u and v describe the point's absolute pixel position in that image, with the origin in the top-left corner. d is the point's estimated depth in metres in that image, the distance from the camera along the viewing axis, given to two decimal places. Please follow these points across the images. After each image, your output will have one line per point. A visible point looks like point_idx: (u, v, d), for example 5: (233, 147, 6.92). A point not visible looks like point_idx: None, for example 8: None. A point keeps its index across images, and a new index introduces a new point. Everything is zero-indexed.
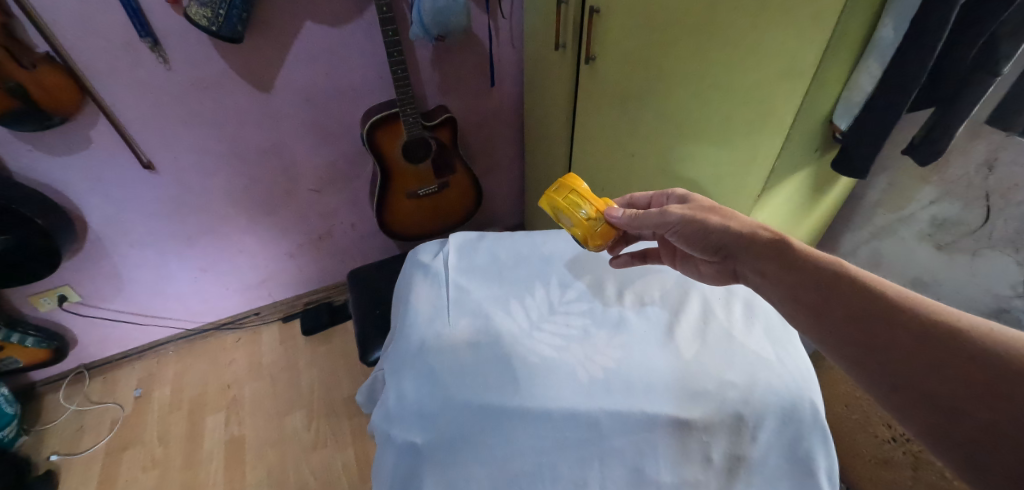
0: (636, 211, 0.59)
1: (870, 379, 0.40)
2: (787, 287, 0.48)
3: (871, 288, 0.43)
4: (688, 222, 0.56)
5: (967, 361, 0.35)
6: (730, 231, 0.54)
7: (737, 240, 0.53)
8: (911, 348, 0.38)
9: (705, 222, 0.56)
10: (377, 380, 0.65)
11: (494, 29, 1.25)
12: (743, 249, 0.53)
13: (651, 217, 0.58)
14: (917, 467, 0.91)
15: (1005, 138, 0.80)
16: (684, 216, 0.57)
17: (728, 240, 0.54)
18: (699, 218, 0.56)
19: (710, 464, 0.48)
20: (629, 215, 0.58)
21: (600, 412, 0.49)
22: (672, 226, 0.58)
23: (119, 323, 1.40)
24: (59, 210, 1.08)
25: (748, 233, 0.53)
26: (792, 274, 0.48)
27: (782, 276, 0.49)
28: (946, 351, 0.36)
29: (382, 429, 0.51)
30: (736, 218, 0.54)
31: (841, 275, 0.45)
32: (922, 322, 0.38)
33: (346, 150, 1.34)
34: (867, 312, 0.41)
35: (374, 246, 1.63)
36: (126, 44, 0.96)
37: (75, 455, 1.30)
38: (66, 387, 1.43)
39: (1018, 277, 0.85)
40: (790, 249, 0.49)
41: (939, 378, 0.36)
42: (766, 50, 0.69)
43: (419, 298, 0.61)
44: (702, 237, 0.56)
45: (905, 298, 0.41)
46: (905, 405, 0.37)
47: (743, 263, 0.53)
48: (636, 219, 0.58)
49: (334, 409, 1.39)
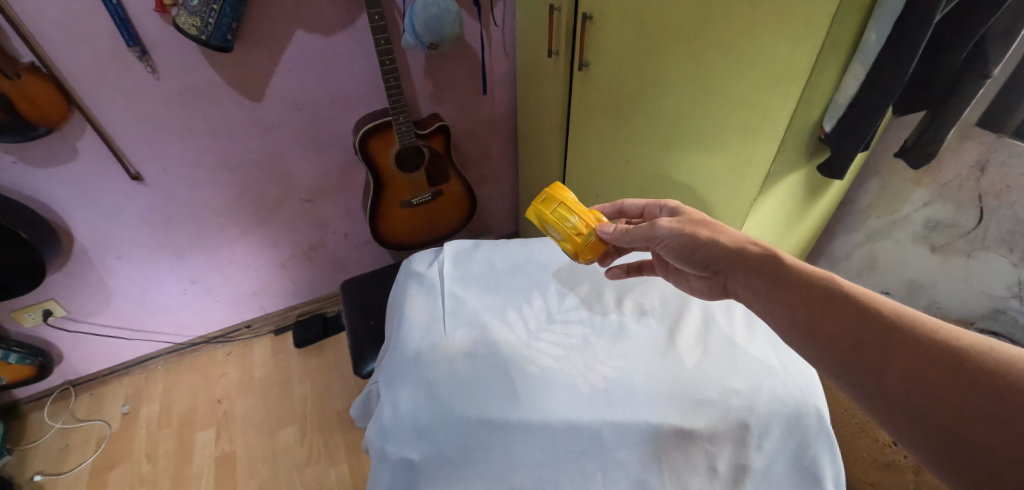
0: (626, 226, 0.58)
1: (866, 395, 0.39)
2: (777, 304, 0.46)
3: (863, 302, 0.41)
4: (676, 235, 0.55)
5: (955, 380, 0.34)
6: (719, 246, 0.53)
7: (727, 255, 0.52)
8: (905, 362, 0.37)
9: (694, 236, 0.54)
10: (371, 394, 0.63)
11: (486, 37, 1.25)
12: (735, 265, 0.51)
13: (640, 233, 0.56)
14: (920, 471, 0.91)
15: (996, 139, 0.81)
16: (672, 230, 0.56)
17: (717, 254, 0.53)
18: (688, 232, 0.54)
19: (715, 474, 0.46)
20: (620, 230, 0.57)
21: (603, 424, 0.48)
22: (661, 239, 0.56)
23: (106, 338, 1.37)
24: (43, 223, 1.06)
25: (738, 247, 0.51)
26: (782, 287, 0.46)
27: (771, 294, 0.47)
28: (944, 369, 0.35)
29: (375, 445, 0.49)
30: (727, 232, 0.53)
31: (832, 289, 0.44)
32: (918, 339, 0.37)
33: (339, 159, 1.33)
34: (861, 329, 0.40)
35: (367, 256, 1.62)
36: (114, 54, 0.94)
37: (60, 475, 1.26)
38: (51, 405, 1.39)
39: (1013, 278, 0.86)
40: (781, 264, 0.48)
41: (935, 395, 0.35)
42: (761, 56, 0.69)
43: (414, 308, 0.59)
44: (689, 252, 0.54)
45: (899, 313, 0.40)
46: (906, 424, 0.36)
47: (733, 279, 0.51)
48: (626, 235, 0.57)
49: (328, 422, 1.36)
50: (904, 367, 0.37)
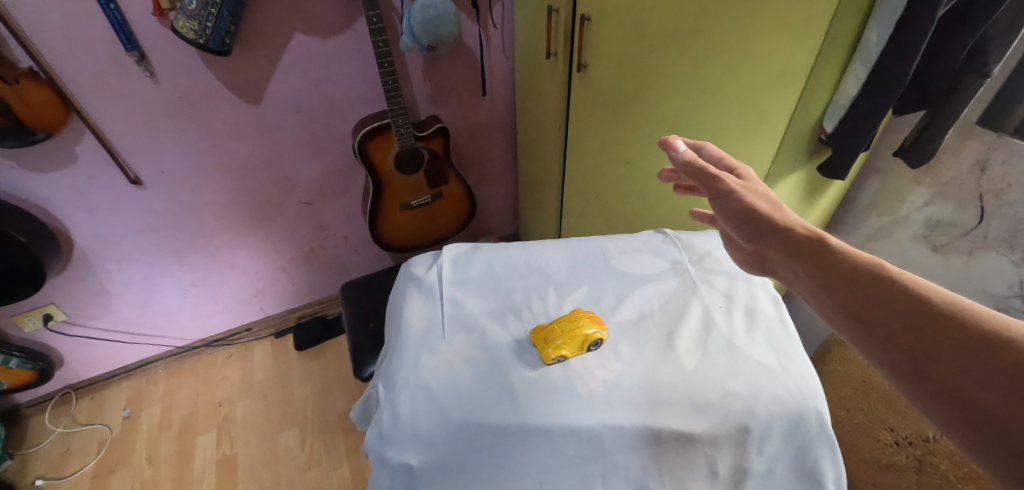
0: (694, 155, 0.54)
1: (907, 381, 0.37)
2: (822, 286, 0.44)
3: (914, 290, 0.39)
4: (734, 197, 0.51)
5: (1013, 373, 0.32)
6: (771, 221, 0.50)
7: (774, 233, 0.49)
8: (955, 358, 0.35)
9: (752, 205, 0.51)
10: (370, 398, 0.61)
11: (485, 38, 1.25)
12: (779, 243, 0.48)
13: (704, 172, 0.53)
14: (921, 471, 0.90)
15: (996, 138, 0.81)
16: (735, 191, 0.52)
17: (766, 228, 0.50)
18: (747, 197, 0.51)
19: (715, 477, 0.47)
20: (688, 157, 0.54)
21: (602, 428, 0.47)
22: (718, 196, 0.53)
23: (107, 342, 1.37)
24: (42, 227, 1.06)
25: (786, 227, 0.49)
26: (825, 273, 0.44)
27: (813, 279, 0.45)
28: (1000, 362, 0.33)
29: (374, 451, 0.49)
30: (785, 209, 0.50)
31: (881, 276, 0.41)
32: (972, 330, 0.35)
33: (338, 161, 1.33)
34: (912, 316, 0.38)
35: (367, 259, 1.62)
36: (112, 58, 0.94)
37: (60, 479, 1.25)
38: (52, 409, 1.39)
39: (1015, 277, 0.85)
40: (828, 247, 0.46)
41: (990, 389, 0.33)
42: (761, 59, 0.70)
43: (413, 313, 0.59)
44: (744, 216, 0.51)
45: (954, 303, 0.37)
46: (949, 413, 0.34)
47: (777, 256, 0.49)
48: (691, 164, 0.54)
49: (328, 425, 1.36)
50: (953, 357, 0.35)
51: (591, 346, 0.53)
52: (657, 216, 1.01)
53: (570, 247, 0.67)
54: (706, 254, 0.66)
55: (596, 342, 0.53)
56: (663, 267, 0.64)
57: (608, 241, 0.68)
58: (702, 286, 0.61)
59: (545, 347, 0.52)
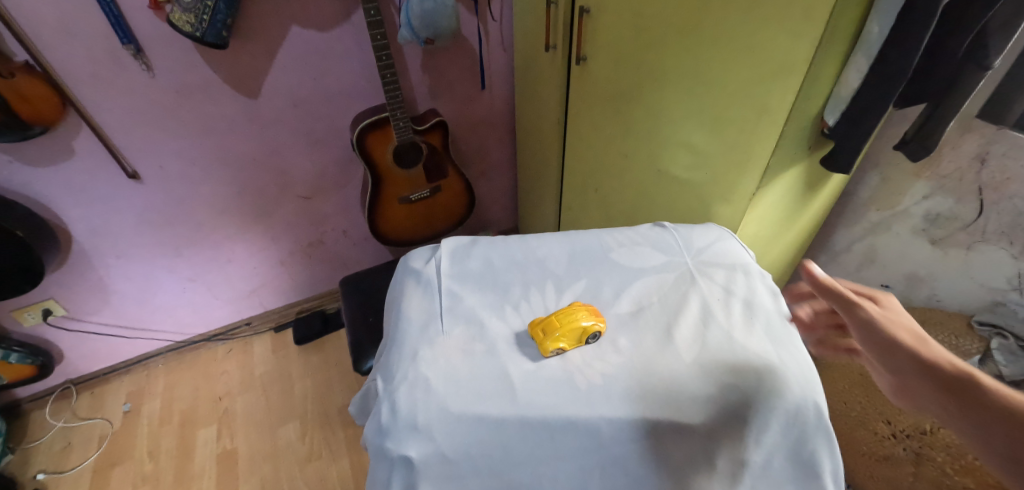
0: (832, 281, 0.52)
1: None
2: (974, 429, 0.38)
3: None
4: (870, 324, 0.48)
5: None
6: (913, 351, 0.45)
7: (912, 362, 0.44)
8: None
9: (891, 334, 0.47)
10: (370, 392, 0.62)
11: (483, 31, 1.24)
12: (918, 374, 0.43)
13: (841, 298, 0.51)
14: (918, 464, 0.91)
15: (996, 131, 0.81)
16: (872, 319, 0.48)
17: (902, 357, 0.45)
18: (887, 326, 0.47)
19: (713, 469, 0.49)
20: (825, 280, 0.52)
21: (601, 420, 0.47)
22: (854, 321, 0.50)
23: (107, 337, 1.37)
24: (40, 222, 1.05)
25: (929, 359, 0.43)
26: (976, 417, 0.38)
27: (962, 424, 0.39)
28: None
29: (374, 442, 0.49)
30: (932, 344, 0.45)
31: None
32: None
33: (337, 155, 1.32)
34: None
35: (366, 253, 1.61)
36: (108, 51, 0.93)
37: (62, 473, 1.26)
38: (53, 404, 1.40)
39: (1013, 270, 0.87)
40: (979, 384, 0.40)
41: None
42: (759, 49, 0.68)
43: (411, 306, 0.58)
44: (883, 345, 0.47)
45: None
46: None
47: (916, 392, 0.43)
48: (830, 289, 0.52)
49: (328, 419, 1.36)
50: None
51: (589, 339, 0.53)
52: (656, 210, 1.01)
53: (569, 240, 0.67)
54: (705, 247, 0.66)
55: (594, 334, 0.53)
56: (662, 259, 0.64)
57: (607, 234, 0.68)
58: (701, 279, 0.61)
59: (544, 339, 0.52)
